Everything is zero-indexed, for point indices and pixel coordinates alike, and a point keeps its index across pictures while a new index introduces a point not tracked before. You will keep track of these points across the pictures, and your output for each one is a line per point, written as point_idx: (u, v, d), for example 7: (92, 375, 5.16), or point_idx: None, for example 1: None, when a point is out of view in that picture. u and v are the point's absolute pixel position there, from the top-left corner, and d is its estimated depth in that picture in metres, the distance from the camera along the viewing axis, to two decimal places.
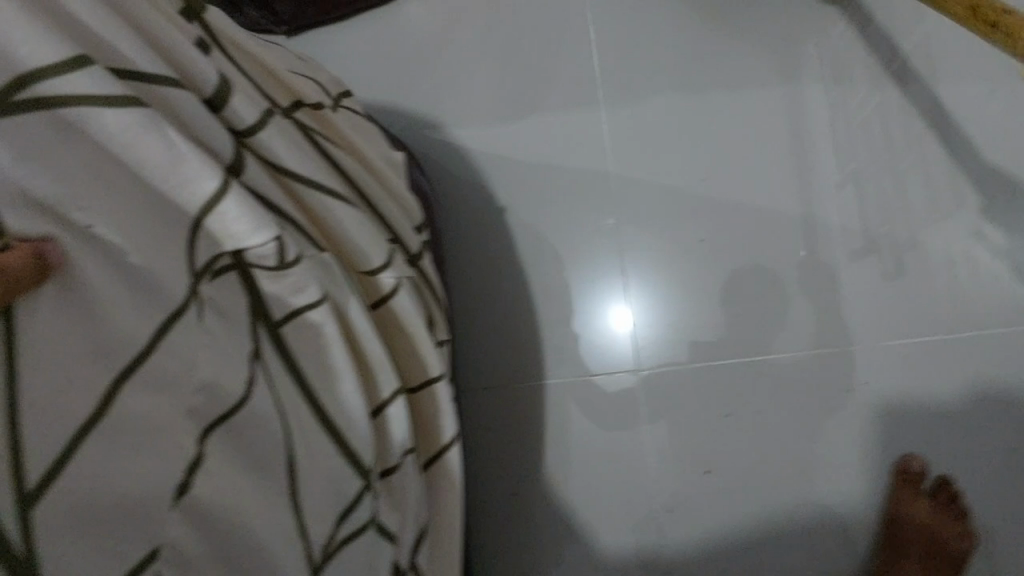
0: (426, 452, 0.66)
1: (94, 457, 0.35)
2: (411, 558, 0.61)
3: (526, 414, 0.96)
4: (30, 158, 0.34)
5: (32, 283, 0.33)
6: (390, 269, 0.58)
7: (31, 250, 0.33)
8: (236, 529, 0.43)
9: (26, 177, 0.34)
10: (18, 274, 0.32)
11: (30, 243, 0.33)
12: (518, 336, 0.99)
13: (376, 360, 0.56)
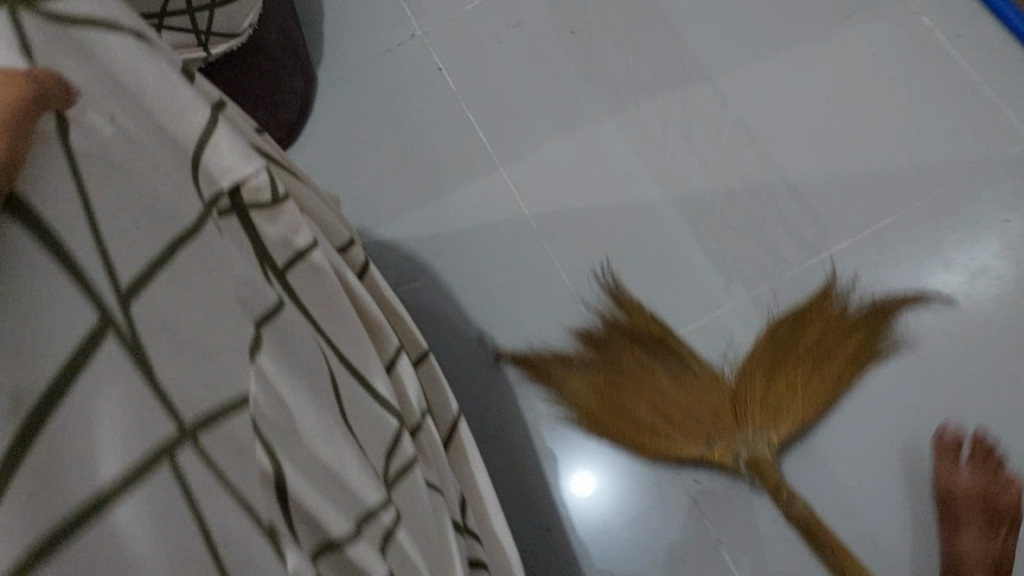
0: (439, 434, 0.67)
1: (172, 292, 0.38)
2: (462, 518, 0.60)
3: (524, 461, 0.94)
4: (64, 60, 0.39)
5: (57, 95, 0.35)
6: (357, 247, 0.62)
7: (52, 76, 0.36)
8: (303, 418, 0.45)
9: (64, 71, 0.39)
10: (43, 83, 0.34)
11: (51, 73, 0.36)
12: (491, 388, 0.97)
13: (374, 315, 0.60)
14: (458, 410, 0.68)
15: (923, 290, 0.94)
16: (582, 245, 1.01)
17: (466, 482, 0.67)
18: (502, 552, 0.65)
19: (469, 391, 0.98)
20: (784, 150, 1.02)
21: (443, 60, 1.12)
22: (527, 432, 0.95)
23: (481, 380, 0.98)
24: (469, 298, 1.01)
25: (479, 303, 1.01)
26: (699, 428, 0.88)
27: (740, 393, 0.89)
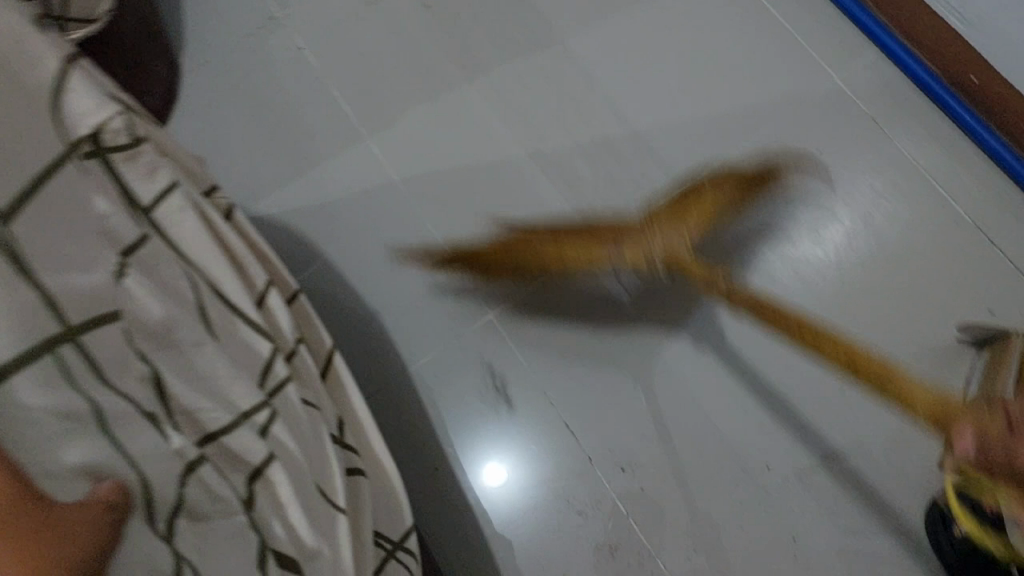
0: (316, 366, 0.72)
1: (39, 221, 0.45)
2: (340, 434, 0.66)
3: (411, 412, 0.98)
4: None
5: None
6: (221, 191, 0.68)
7: None
8: (169, 334, 0.50)
9: None
10: None
11: None
12: (376, 349, 1.01)
13: (241, 252, 0.65)
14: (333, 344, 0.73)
15: (802, 263, 1.03)
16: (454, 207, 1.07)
17: (349, 412, 0.71)
18: (387, 471, 0.69)
19: (352, 353, 1.01)
20: (631, 108, 1.11)
21: (305, 42, 1.16)
22: (413, 386, 0.99)
23: (361, 339, 1.02)
24: (347, 265, 1.05)
25: (358, 269, 1.05)
26: (612, 236, 0.87)
27: (640, 230, 0.86)
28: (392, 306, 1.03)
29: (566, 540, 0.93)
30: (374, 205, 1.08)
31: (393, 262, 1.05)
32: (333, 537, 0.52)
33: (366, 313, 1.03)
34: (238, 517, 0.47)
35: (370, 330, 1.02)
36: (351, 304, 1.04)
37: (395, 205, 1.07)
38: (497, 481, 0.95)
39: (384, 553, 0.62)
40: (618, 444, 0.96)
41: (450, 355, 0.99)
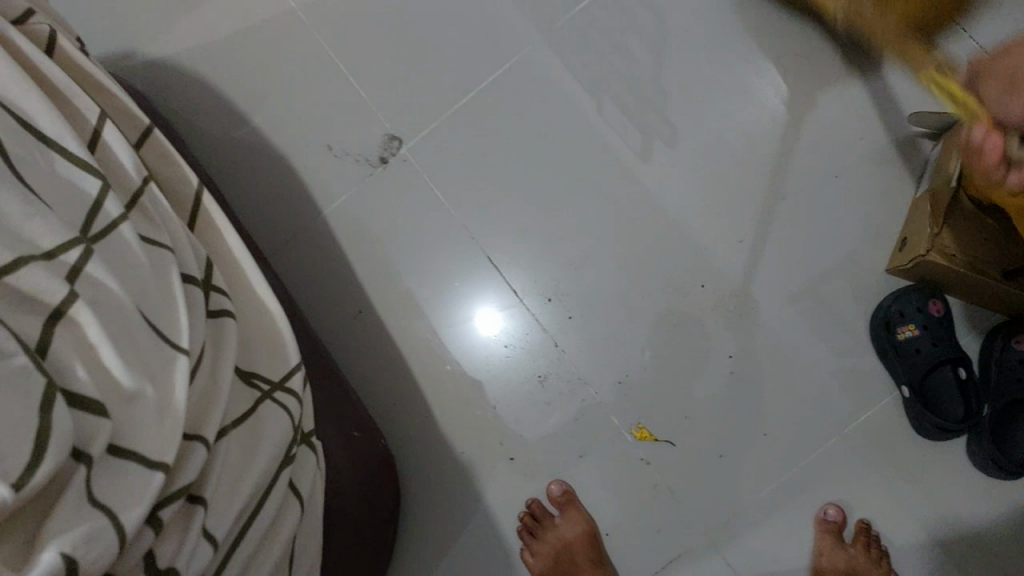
0: (185, 213, 0.66)
1: None
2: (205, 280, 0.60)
3: (334, 262, 0.97)
4: None
5: None
6: (37, 17, 0.60)
7: None
8: None
9: None
10: None
11: None
12: (297, 199, 0.98)
13: (62, 84, 0.57)
14: (201, 182, 0.67)
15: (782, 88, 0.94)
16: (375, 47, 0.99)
17: (228, 261, 0.66)
18: (274, 317, 0.65)
19: (274, 204, 0.98)
20: None
21: None
22: (338, 237, 0.97)
23: (283, 189, 0.98)
24: (263, 113, 0.99)
25: (274, 116, 0.99)
26: None
27: None
28: (311, 155, 0.98)
29: (517, 380, 0.93)
30: (288, 48, 1.00)
31: (311, 108, 0.99)
32: (161, 380, 0.48)
33: (285, 162, 0.99)
34: (22, 358, 0.42)
35: (289, 180, 0.98)
36: (269, 153, 0.99)
37: (311, 48, 1.00)
38: (491, 328, 0.94)
39: (259, 393, 0.59)
40: (551, 283, 0.95)
41: (376, 205, 0.97)
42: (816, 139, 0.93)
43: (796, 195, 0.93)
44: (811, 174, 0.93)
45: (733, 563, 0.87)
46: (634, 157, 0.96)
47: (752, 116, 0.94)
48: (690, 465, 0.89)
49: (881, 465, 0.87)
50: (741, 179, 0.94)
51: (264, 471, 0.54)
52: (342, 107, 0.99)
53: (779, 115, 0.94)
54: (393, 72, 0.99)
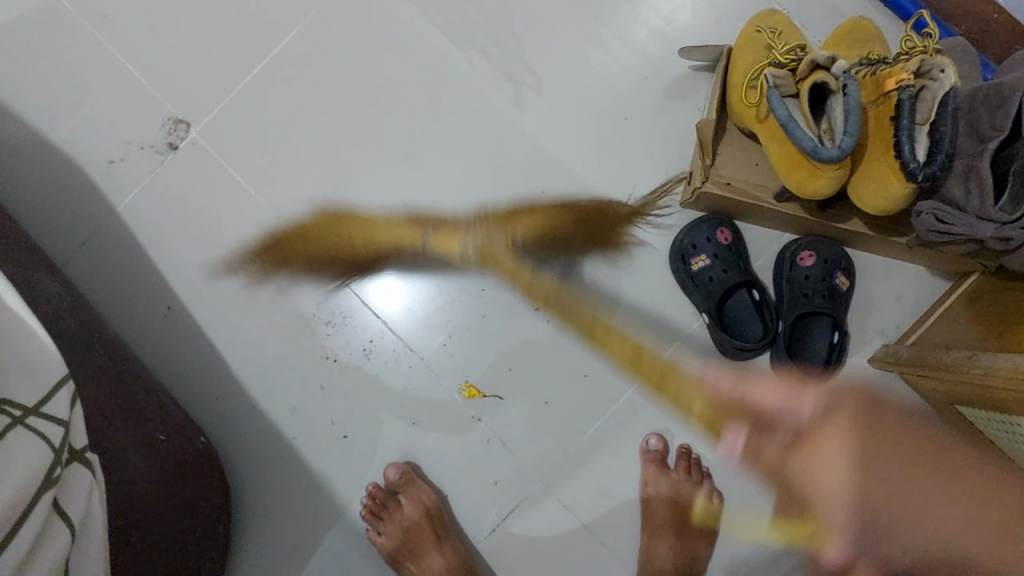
0: None
1: None
2: None
3: (136, 259, 0.92)
4: None
5: None
6: None
7: None
8: None
9: None
10: None
11: None
12: (87, 196, 0.93)
13: None
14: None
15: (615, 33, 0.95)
16: (162, 30, 0.94)
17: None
18: (30, 334, 0.60)
19: (62, 201, 0.93)
20: None
21: None
22: (137, 233, 0.92)
23: (72, 187, 0.93)
24: (40, 107, 0.93)
25: (53, 110, 0.93)
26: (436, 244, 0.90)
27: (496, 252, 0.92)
28: (97, 148, 0.93)
29: (351, 360, 0.91)
30: (65, 36, 0.93)
31: (95, 99, 0.93)
32: None
33: (70, 157, 0.93)
34: None
35: (76, 176, 0.93)
36: (51, 148, 0.93)
37: (90, 34, 0.94)
38: (377, 301, 0.92)
39: (10, 419, 0.55)
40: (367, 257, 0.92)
41: (176, 197, 0.93)
42: (617, 84, 0.94)
43: (602, 140, 0.94)
44: (614, 120, 0.94)
45: (572, 506, 0.89)
46: (440, 115, 0.94)
47: (553, 66, 0.94)
48: (521, 417, 0.90)
49: (698, 390, 0.90)
50: (546, 129, 0.94)
51: (13, 497, 0.52)
52: (127, 96, 0.93)
53: (584, 64, 0.94)
54: (183, 56, 0.94)
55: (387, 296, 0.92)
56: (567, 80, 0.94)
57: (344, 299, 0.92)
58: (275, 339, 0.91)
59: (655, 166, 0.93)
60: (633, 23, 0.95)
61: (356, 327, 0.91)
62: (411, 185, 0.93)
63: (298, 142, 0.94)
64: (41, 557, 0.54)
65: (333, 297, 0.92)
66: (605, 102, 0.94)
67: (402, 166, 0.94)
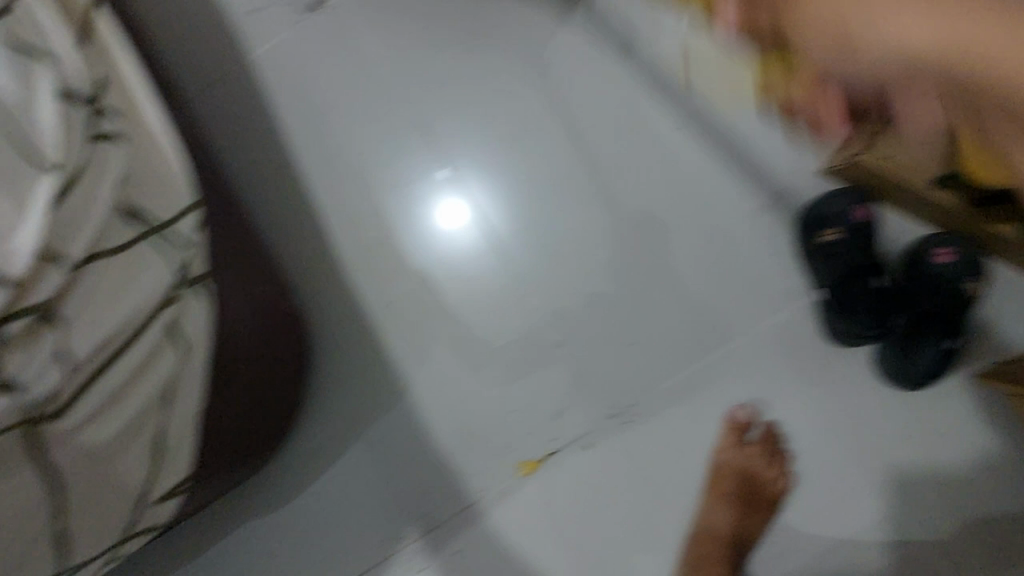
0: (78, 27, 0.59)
1: None
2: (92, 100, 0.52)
3: (259, 116, 0.92)
4: None
5: None
6: None
7: None
8: None
9: None
10: None
11: None
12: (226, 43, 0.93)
13: None
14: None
15: None
16: None
17: (130, 93, 0.60)
18: (170, 157, 0.60)
19: (200, 44, 0.93)
20: None
21: None
22: (266, 90, 0.92)
23: (214, 31, 0.93)
24: None
25: None
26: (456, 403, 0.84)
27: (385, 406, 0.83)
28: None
29: (446, 260, 0.90)
30: None
31: None
32: (22, 198, 0.43)
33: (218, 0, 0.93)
34: None
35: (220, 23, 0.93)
36: None
37: None
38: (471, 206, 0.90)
39: (142, 228, 0.53)
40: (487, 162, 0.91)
41: (310, 63, 0.93)
42: None
43: None
44: None
45: (639, 453, 0.87)
46: (586, 37, 0.92)
47: None
48: (606, 355, 0.88)
49: (785, 366, 0.87)
50: (694, 76, 0.91)
51: (145, 302, 0.49)
52: None
53: None
54: None
55: (494, 206, 0.90)
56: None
57: (457, 197, 0.91)
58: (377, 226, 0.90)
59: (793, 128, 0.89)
60: None
61: (459, 228, 0.90)
62: (542, 102, 0.91)
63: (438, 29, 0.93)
64: (153, 369, 0.51)
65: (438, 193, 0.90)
66: None
67: (537, 83, 0.92)
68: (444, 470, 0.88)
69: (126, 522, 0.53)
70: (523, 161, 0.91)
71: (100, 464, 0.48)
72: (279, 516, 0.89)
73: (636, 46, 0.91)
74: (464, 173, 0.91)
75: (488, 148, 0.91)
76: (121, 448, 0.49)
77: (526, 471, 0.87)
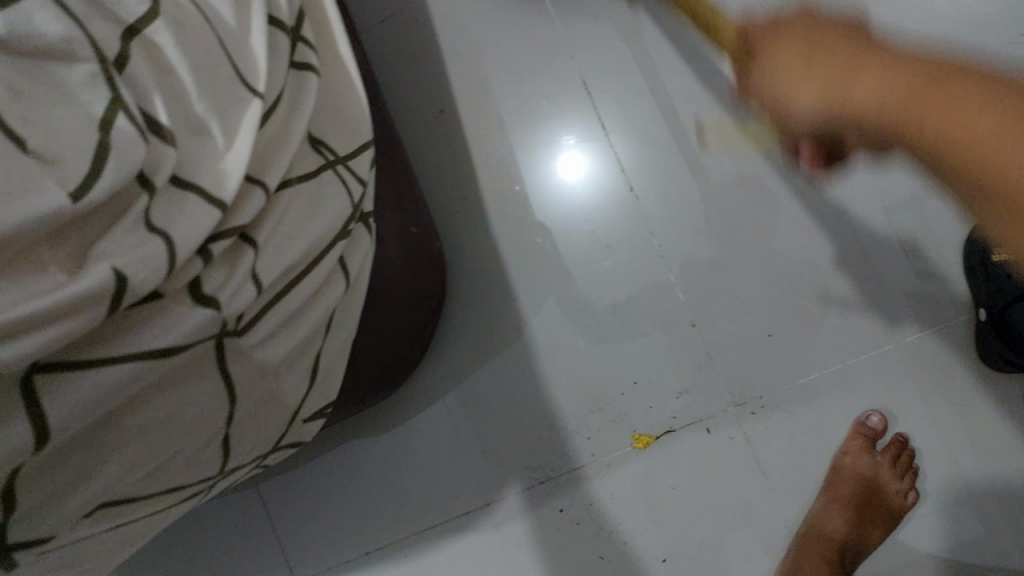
0: None
1: None
2: (296, 31, 0.54)
3: (426, 58, 0.95)
4: None
5: None
6: None
7: None
8: None
9: None
10: None
11: None
12: None
13: None
14: None
15: None
16: None
17: (326, 23, 0.62)
18: (353, 90, 0.61)
19: None
20: None
21: None
22: (437, 36, 0.95)
23: None
24: None
25: None
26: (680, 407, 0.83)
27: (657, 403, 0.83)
28: None
29: (586, 226, 0.89)
30: None
31: None
32: (232, 121, 0.44)
33: None
34: (93, 70, 0.37)
35: None
36: None
37: None
38: (585, 166, 0.90)
39: (324, 162, 0.54)
40: (642, 130, 0.90)
41: (480, 16, 0.94)
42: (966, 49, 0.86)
43: None
44: None
45: (757, 447, 0.85)
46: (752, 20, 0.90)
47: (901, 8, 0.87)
48: (741, 341, 0.86)
49: (925, 376, 0.84)
50: None
51: (320, 236, 0.51)
52: None
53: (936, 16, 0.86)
54: None
55: (641, 176, 0.89)
56: (890, 7, 0.87)
57: (603, 151, 0.90)
58: (524, 180, 0.91)
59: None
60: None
61: (605, 196, 0.89)
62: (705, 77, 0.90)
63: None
64: (319, 299, 0.53)
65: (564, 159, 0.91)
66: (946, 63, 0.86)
67: (702, 56, 0.90)
68: (557, 427, 0.88)
69: (279, 431, 0.56)
70: (678, 135, 0.90)
71: (270, 382, 0.51)
72: (391, 445, 0.90)
73: None
74: (618, 139, 0.90)
75: (641, 116, 0.90)
76: (286, 367, 0.52)
77: (640, 446, 0.86)
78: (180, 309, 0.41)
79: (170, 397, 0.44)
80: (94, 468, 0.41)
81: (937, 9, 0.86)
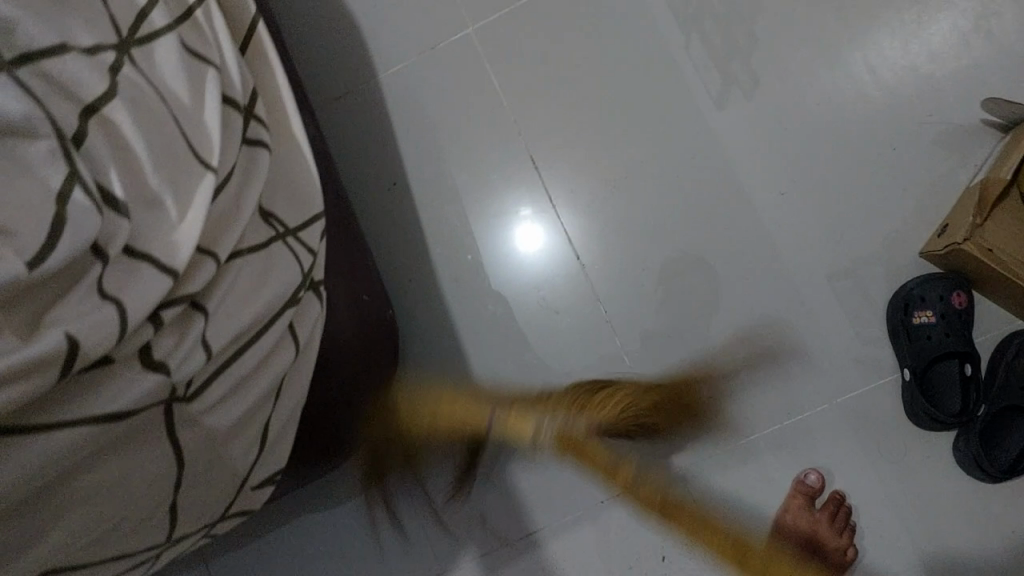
0: (238, 36, 0.64)
1: None
2: (248, 107, 0.56)
3: (379, 133, 0.98)
4: None
5: None
6: None
7: None
8: None
9: None
10: None
11: None
12: (350, 65, 1.00)
13: None
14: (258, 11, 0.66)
15: (904, 69, 0.91)
16: None
17: (279, 99, 0.64)
18: (304, 162, 0.63)
19: (328, 65, 1.00)
20: None
21: None
22: (389, 111, 0.98)
23: (348, 56, 1.00)
24: None
25: None
26: None
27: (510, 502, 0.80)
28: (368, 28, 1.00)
29: (536, 295, 0.92)
30: None
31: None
32: (185, 194, 0.46)
33: (352, 28, 1.00)
34: (51, 146, 0.39)
35: (351, 46, 1.00)
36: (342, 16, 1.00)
37: None
38: (538, 241, 0.93)
39: (275, 233, 0.56)
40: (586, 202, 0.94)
41: (429, 92, 0.98)
42: (889, 124, 0.91)
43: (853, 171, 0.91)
44: (871, 158, 0.91)
45: (705, 506, 0.87)
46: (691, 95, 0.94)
47: (829, 85, 0.92)
48: (687, 404, 0.89)
49: (863, 433, 0.87)
50: (802, 144, 0.92)
51: (270, 304, 0.52)
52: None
53: (861, 93, 0.92)
54: None
55: (587, 246, 0.93)
56: (818, 86, 0.93)
57: (550, 221, 0.94)
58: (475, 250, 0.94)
59: (887, 202, 0.90)
60: (924, 68, 0.91)
61: (553, 266, 0.93)
62: (647, 151, 0.94)
63: (549, 61, 0.96)
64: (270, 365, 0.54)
65: (519, 234, 0.93)
66: (871, 137, 0.91)
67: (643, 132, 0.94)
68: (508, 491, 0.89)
69: (229, 497, 0.57)
70: (622, 206, 0.93)
71: (219, 445, 0.52)
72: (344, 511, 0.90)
73: (737, 106, 0.94)
74: (564, 210, 0.94)
75: (586, 189, 0.94)
76: (235, 432, 0.53)
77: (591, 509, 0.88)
78: (130, 373, 0.43)
79: (121, 460, 0.45)
80: (41, 532, 0.42)
81: (861, 87, 0.92)
